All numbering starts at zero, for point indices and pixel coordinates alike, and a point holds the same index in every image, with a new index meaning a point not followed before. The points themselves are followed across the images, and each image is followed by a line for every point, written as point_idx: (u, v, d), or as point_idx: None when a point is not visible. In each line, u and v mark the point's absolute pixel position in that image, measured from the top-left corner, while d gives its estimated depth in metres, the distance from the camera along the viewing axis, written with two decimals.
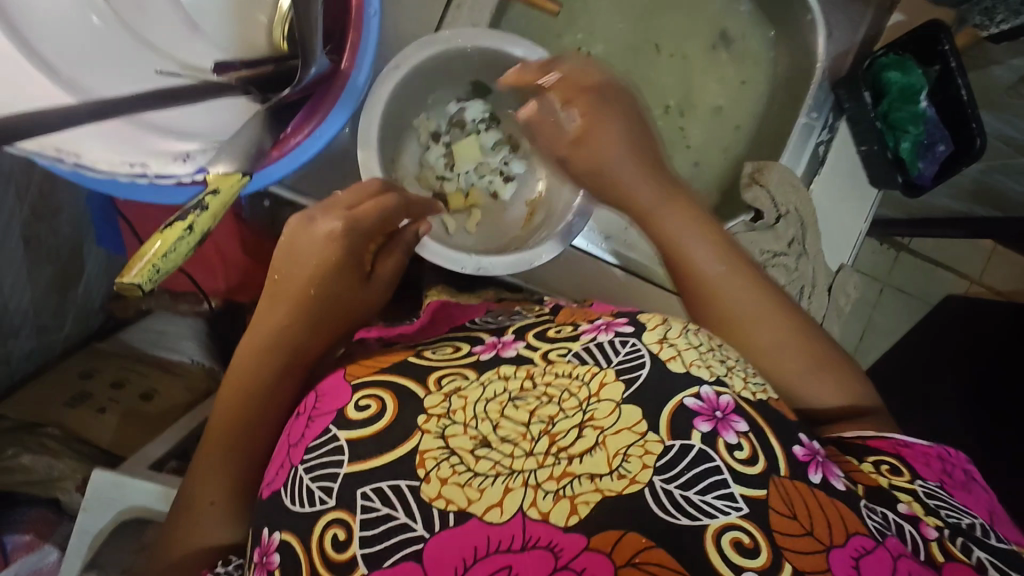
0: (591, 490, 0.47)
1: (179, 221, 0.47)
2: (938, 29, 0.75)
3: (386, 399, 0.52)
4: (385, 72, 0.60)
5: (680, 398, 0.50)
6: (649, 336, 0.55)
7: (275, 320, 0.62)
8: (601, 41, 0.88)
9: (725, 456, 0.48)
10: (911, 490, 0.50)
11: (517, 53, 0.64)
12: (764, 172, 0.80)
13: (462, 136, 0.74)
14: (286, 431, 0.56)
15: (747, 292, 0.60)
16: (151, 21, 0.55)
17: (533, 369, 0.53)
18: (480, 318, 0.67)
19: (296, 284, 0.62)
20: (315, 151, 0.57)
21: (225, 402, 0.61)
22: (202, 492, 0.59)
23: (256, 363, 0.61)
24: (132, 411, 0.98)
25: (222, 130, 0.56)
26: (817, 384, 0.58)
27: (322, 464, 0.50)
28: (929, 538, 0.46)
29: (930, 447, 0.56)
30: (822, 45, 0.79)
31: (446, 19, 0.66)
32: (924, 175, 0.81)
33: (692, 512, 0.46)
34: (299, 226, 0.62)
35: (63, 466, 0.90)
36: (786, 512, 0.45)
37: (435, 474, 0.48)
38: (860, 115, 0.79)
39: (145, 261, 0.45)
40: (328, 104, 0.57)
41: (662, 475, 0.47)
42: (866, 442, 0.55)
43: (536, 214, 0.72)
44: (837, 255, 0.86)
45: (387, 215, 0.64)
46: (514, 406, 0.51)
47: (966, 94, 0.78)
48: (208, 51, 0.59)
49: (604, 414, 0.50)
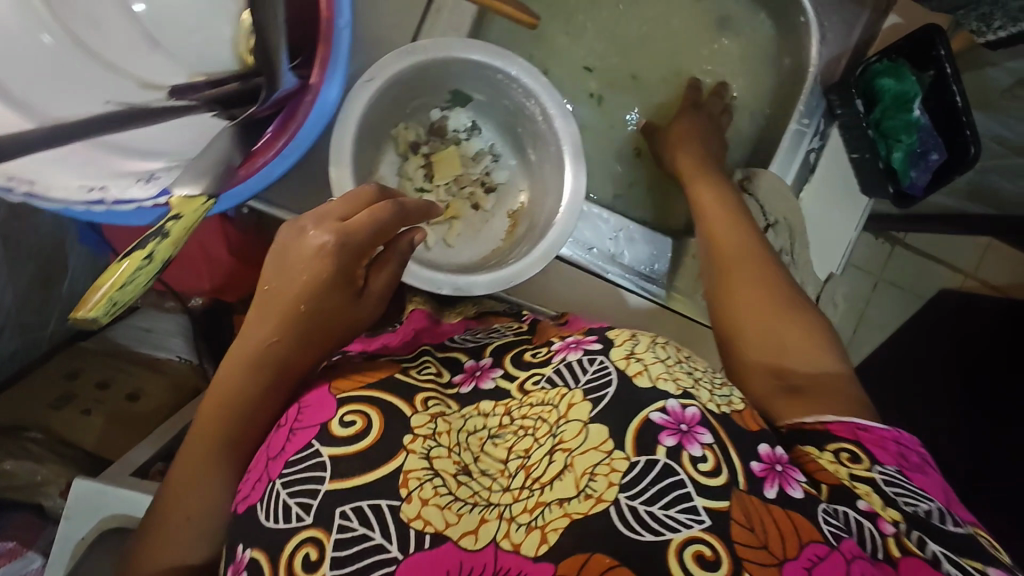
0: (559, 516, 0.45)
1: (139, 250, 0.44)
2: (935, 33, 0.73)
3: (374, 416, 0.51)
4: (359, 85, 0.58)
5: (646, 413, 0.49)
6: (616, 352, 0.54)
7: (258, 339, 0.56)
8: (594, 38, 0.86)
9: (691, 470, 0.46)
10: (869, 480, 0.49)
11: (497, 65, 0.61)
12: (755, 179, 0.80)
13: (442, 145, 0.71)
14: (265, 445, 0.54)
15: (740, 236, 0.69)
16: (107, 37, 0.50)
17: (511, 404, 0.55)
18: (460, 336, 0.66)
19: (288, 298, 0.56)
20: (278, 171, 0.56)
21: (205, 414, 0.57)
22: (177, 510, 0.55)
23: (240, 380, 0.56)
24: (118, 413, 0.89)
25: (183, 150, 0.52)
26: (788, 335, 0.60)
27: (301, 480, 0.48)
28: (887, 534, 0.45)
29: (888, 430, 0.54)
30: (814, 49, 0.77)
31: (423, 29, 0.65)
32: (916, 184, 0.81)
33: (658, 527, 0.44)
34: (288, 240, 0.57)
35: (46, 470, 0.80)
36: (747, 525, 0.44)
37: (417, 494, 0.47)
38: (853, 122, 0.78)
39: (101, 296, 0.43)
40: (297, 121, 0.55)
41: (628, 492, 0.45)
42: (825, 427, 0.54)
43: (519, 227, 0.71)
44: (825, 265, 0.83)
45: (386, 226, 0.58)
46: (493, 444, 0.52)
47: (961, 100, 0.75)
48: (171, 66, 0.54)
49: (571, 436, 0.49)
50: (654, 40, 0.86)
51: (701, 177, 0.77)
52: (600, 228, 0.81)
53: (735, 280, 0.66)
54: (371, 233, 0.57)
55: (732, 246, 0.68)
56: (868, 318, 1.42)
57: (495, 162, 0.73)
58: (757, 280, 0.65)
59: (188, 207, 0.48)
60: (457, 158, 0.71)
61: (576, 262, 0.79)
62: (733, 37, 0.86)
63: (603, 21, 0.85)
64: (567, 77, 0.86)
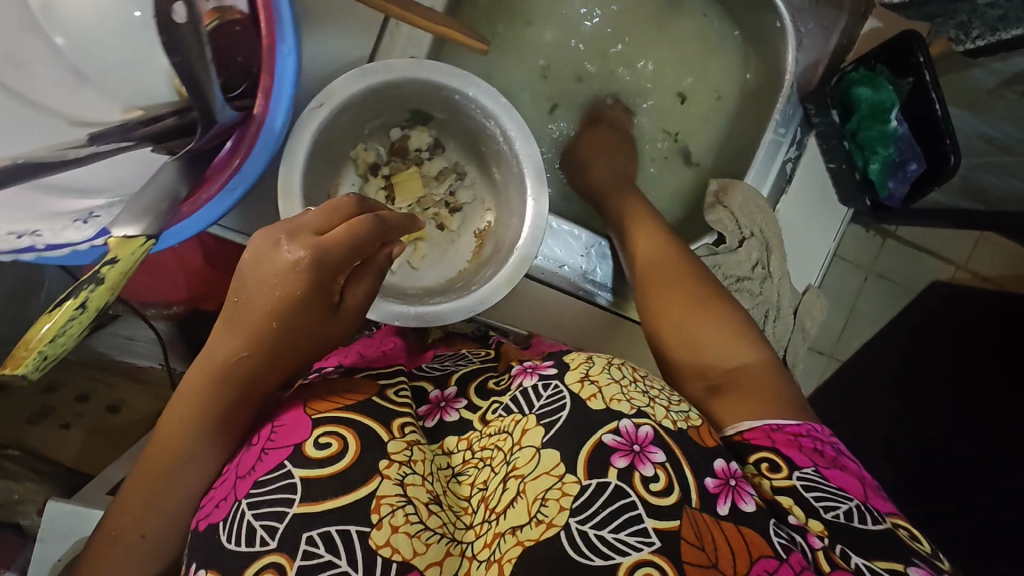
0: (513, 545, 0.44)
1: (69, 300, 0.43)
2: (912, 38, 0.72)
3: (350, 440, 0.49)
4: (306, 112, 0.56)
5: (597, 436, 0.47)
6: (571, 375, 0.52)
7: (222, 354, 0.53)
8: (568, 34, 0.82)
9: (641, 489, 0.45)
10: (790, 489, 0.50)
11: (454, 85, 0.59)
12: (728, 192, 0.77)
13: (403, 165, 0.71)
14: (233, 465, 0.51)
15: (660, 244, 0.71)
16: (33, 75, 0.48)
17: (473, 437, 0.53)
18: (428, 363, 0.65)
19: (257, 315, 0.53)
20: (224, 205, 0.55)
21: (166, 427, 0.53)
22: (130, 527, 0.52)
23: (205, 397, 0.53)
24: (100, 427, 0.82)
25: (132, 181, 0.52)
26: (700, 327, 0.62)
27: (270, 502, 0.46)
28: (816, 548, 0.47)
29: (800, 426, 0.54)
30: (790, 56, 0.75)
31: (380, 48, 0.65)
32: (894, 195, 0.80)
33: (607, 551, 0.43)
34: (258, 248, 0.53)
35: (24, 488, 0.74)
36: (697, 544, 0.44)
37: (388, 520, 0.45)
38: (830, 132, 0.77)
39: (31, 351, 0.42)
40: (242, 152, 0.53)
41: (578, 516, 0.44)
42: (743, 437, 0.54)
43: (484, 250, 0.70)
44: (803, 276, 0.83)
45: (364, 240, 0.54)
46: (457, 481, 0.51)
47: (940, 109, 0.75)
48: (104, 101, 0.50)
49: (525, 462, 0.48)
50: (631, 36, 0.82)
51: (629, 195, 0.78)
52: (571, 245, 0.78)
53: (654, 289, 0.67)
54: (349, 246, 0.53)
55: (649, 258, 0.70)
56: (858, 312, 1.29)
57: (460, 180, 0.73)
58: (672, 287, 0.66)
59: (125, 250, 0.46)
60: (418, 180, 0.71)
61: (547, 280, 0.78)
62: (712, 35, 0.82)
63: (576, 17, 0.81)
64: (541, 76, 0.82)
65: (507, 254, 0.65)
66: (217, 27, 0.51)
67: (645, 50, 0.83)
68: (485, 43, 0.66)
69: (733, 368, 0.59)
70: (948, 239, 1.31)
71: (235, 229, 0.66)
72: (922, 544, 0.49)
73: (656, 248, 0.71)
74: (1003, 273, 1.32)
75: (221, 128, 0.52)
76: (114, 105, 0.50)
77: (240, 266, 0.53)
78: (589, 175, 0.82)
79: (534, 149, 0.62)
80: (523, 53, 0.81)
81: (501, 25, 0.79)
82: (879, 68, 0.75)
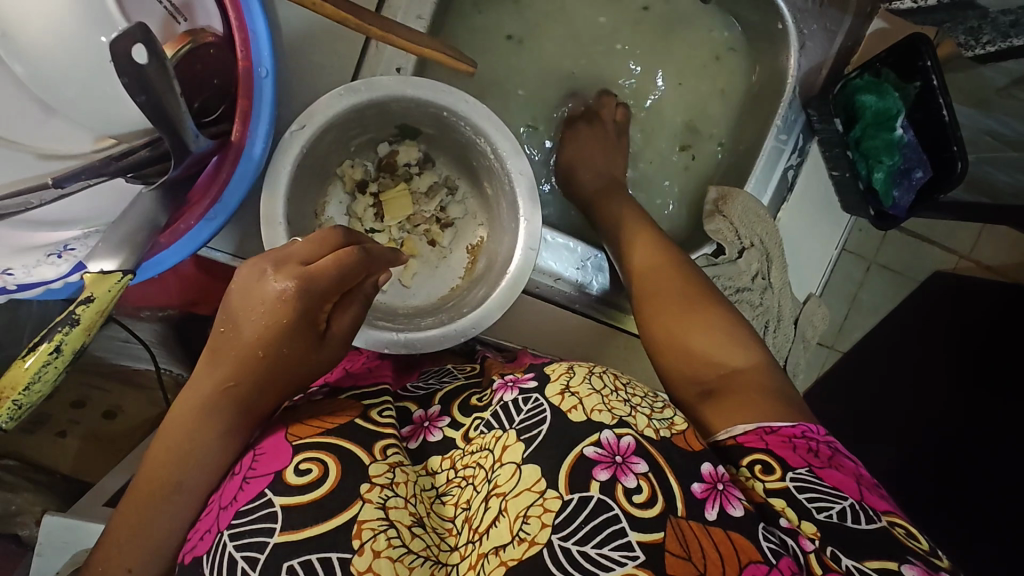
0: (496, 566, 0.41)
1: (44, 344, 0.46)
2: (919, 41, 0.69)
3: (330, 463, 0.46)
4: (288, 134, 0.55)
5: (578, 449, 0.45)
6: (551, 388, 0.50)
7: (210, 385, 0.51)
8: (561, 31, 0.79)
9: (623, 501, 0.43)
10: (783, 491, 0.47)
11: (442, 101, 0.58)
12: (728, 201, 0.75)
13: (392, 180, 0.71)
14: (218, 494, 0.49)
15: (654, 247, 0.69)
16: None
17: (456, 456, 0.51)
18: (413, 383, 0.62)
19: (245, 343, 0.51)
20: (205, 234, 0.53)
21: (154, 456, 0.50)
22: (114, 562, 0.48)
23: (187, 432, 0.50)
24: (93, 433, 0.80)
25: (107, 211, 0.52)
26: (689, 331, 0.60)
27: (252, 532, 0.43)
28: (808, 551, 0.43)
29: (794, 427, 0.51)
30: (793, 59, 0.74)
31: (363, 67, 0.64)
32: (899, 204, 0.77)
33: (590, 567, 0.40)
34: (245, 280, 0.51)
35: (22, 499, 0.75)
36: (683, 555, 0.40)
37: (369, 546, 0.42)
38: (834, 140, 0.76)
39: (4, 400, 0.46)
40: (220, 180, 0.52)
41: (561, 533, 0.42)
42: (737, 441, 0.51)
43: (477, 266, 0.70)
44: (804, 285, 0.82)
45: (353, 269, 0.52)
46: (440, 503, 0.49)
47: (949, 114, 0.71)
48: (77, 131, 0.51)
49: (506, 479, 0.45)
50: (626, 32, 0.80)
51: (622, 198, 0.76)
52: (564, 256, 0.77)
53: (645, 295, 0.66)
54: (336, 276, 0.51)
55: (647, 258, 0.68)
56: (859, 302, 1.19)
57: (451, 195, 0.72)
58: (661, 290, 0.65)
59: (101, 286, 0.46)
60: (408, 197, 0.70)
61: (542, 294, 0.78)
62: (710, 31, 0.80)
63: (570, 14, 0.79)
64: (535, 76, 0.80)
65: (498, 274, 0.63)
66: (189, 51, 0.50)
67: (642, 46, 0.81)
68: (470, 65, 0.63)
69: (722, 375, 0.57)
70: (954, 228, 1.19)
71: (234, 254, 0.66)
72: (923, 543, 0.44)
73: (651, 253, 0.69)
74: (1010, 262, 1.20)
75: (196, 157, 0.50)
76: (87, 135, 0.51)
77: (228, 294, 0.52)
78: (585, 175, 0.79)
79: (523, 166, 0.60)
80: (521, 59, 0.79)
81: (494, 23, 0.77)
82: (884, 73, 0.73)
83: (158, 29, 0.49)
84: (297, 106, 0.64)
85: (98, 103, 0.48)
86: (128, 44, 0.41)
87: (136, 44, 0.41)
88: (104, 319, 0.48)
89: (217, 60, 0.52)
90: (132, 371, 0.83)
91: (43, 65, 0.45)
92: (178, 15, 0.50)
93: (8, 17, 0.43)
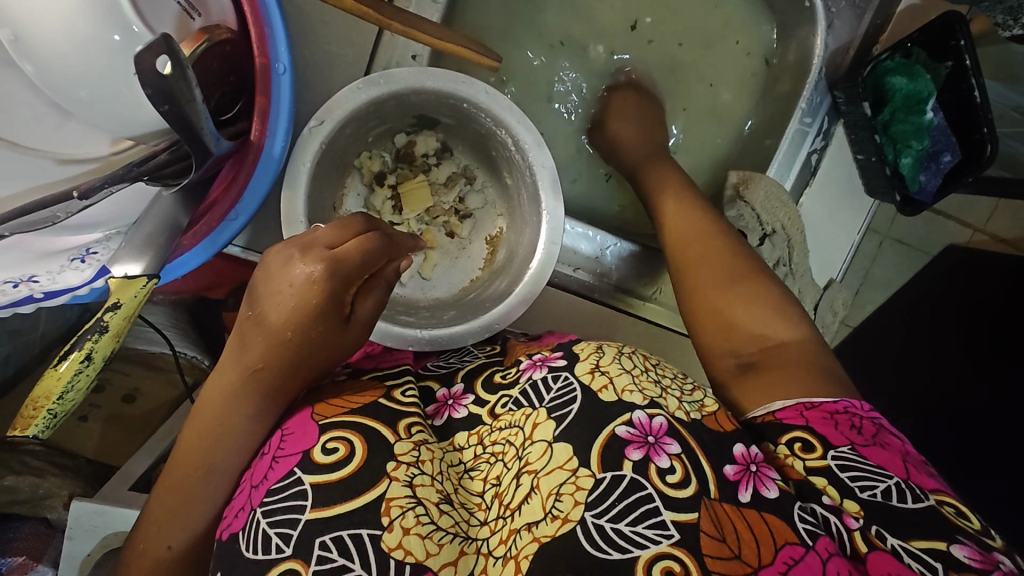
0: (529, 542, 0.42)
1: (75, 352, 0.46)
2: (955, 20, 0.67)
3: (355, 443, 0.46)
4: (308, 130, 0.54)
5: (611, 427, 0.45)
6: (581, 366, 0.50)
7: (238, 369, 0.51)
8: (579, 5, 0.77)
9: (657, 482, 0.43)
10: (825, 469, 0.46)
11: (460, 92, 0.58)
12: (750, 186, 0.74)
13: (411, 170, 0.70)
14: (248, 475, 0.49)
15: (681, 223, 0.68)
16: (16, 118, 0.49)
17: (483, 431, 0.51)
18: (433, 363, 0.62)
19: (272, 326, 0.51)
20: (228, 234, 0.54)
21: (186, 441, 0.51)
22: (154, 537, 0.49)
23: (217, 420, 0.50)
24: (115, 415, 0.81)
25: (127, 212, 0.52)
26: (736, 307, 0.59)
27: (283, 510, 0.44)
28: (852, 529, 0.43)
29: (836, 403, 0.50)
30: (820, 38, 0.72)
31: (377, 61, 0.63)
32: (925, 189, 0.75)
33: (625, 544, 0.41)
34: (270, 266, 0.51)
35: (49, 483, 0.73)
36: (716, 535, 0.41)
37: (398, 522, 0.42)
38: (859, 123, 0.74)
39: (40, 410, 0.48)
40: (242, 179, 0.53)
41: (594, 510, 0.42)
42: (774, 416, 0.51)
43: (496, 257, 0.70)
44: (825, 270, 0.81)
45: (375, 254, 0.53)
46: (469, 478, 0.48)
47: (980, 96, 0.70)
48: (93, 134, 0.51)
49: (537, 457, 0.45)
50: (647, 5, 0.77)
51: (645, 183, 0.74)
52: (583, 245, 0.77)
53: (687, 269, 0.64)
54: (361, 261, 0.52)
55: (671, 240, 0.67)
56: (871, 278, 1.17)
57: (469, 185, 0.72)
58: (700, 265, 0.63)
59: (128, 291, 0.47)
60: (427, 188, 0.70)
61: (562, 284, 0.78)
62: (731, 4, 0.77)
63: None
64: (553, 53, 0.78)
65: (519, 266, 0.63)
66: (206, 49, 0.48)
67: (664, 20, 0.78)
68: (494, 59, 0.63)
69: (759, 350, 0.57)
70: (969, 199, 1.16)
71: (247, 247, 0.67)
72: (975, 523, 0.43)
73: (685, 226, 0.67)
74: None
75: (216, 159, 0.50)
76: (104, 138, 0.51)
77: (254, 283, 0.52)
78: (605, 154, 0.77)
79: (547, 158, 0.60)
80: (539, 46, 0.77)
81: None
82: (915, 53, 0.71)
83: (174, 28, 0.46)
84: (315, 100, 0.64)
85: (115, 109, 0.47)
86: (152, 56, 0.40)
87: (160, 56, 0.40)
88: (130, 322, 0.49)
89: (232, 56, 0.51)
90: (148, 354, 0.83)
91: (58, 70, 0.44)
92: (192, 11, 0.47)
93: (17, 18, 0.42)
